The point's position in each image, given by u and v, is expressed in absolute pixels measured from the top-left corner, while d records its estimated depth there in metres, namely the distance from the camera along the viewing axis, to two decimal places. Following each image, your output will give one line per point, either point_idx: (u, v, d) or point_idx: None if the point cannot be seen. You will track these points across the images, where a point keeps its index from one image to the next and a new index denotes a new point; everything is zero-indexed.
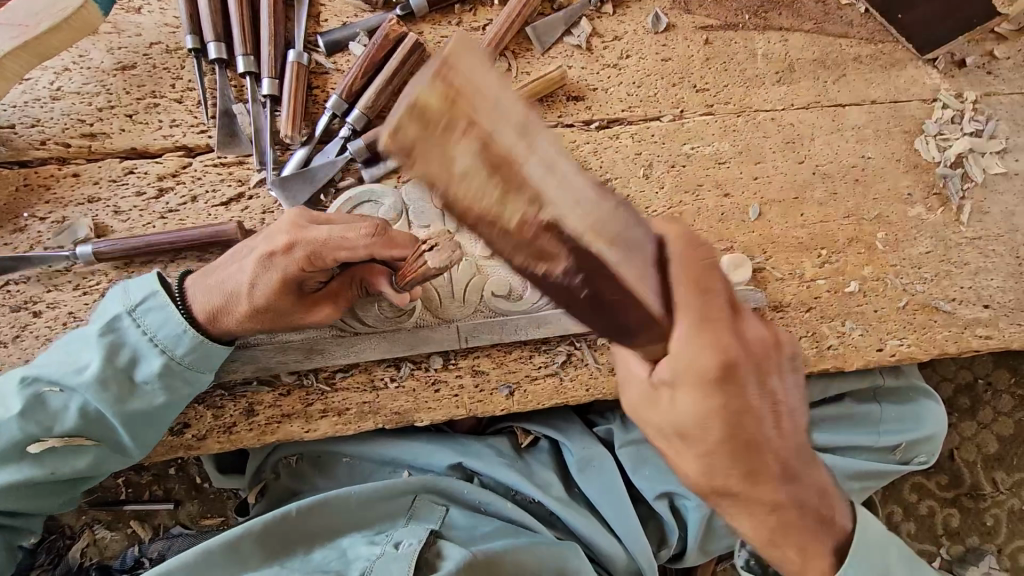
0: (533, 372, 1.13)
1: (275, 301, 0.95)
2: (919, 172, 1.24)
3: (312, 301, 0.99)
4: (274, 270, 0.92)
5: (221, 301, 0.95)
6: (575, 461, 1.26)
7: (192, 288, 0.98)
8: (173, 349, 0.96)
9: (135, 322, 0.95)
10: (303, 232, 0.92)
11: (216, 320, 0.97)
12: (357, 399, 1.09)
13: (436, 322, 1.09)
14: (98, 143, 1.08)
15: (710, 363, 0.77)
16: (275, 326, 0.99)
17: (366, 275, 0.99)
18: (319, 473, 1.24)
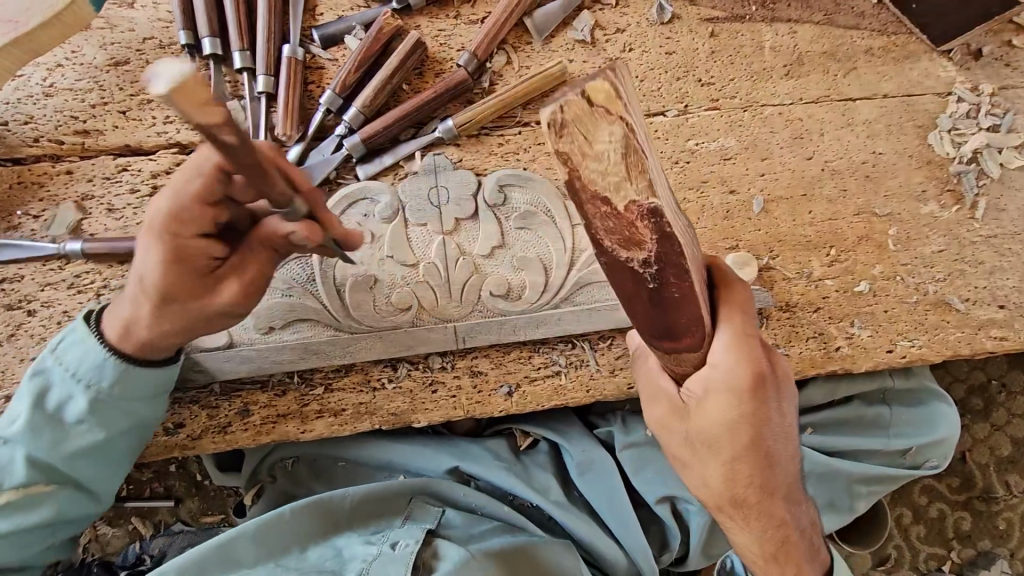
0: (532, 373, 1.11)
1: (173, 283, 0.85)
2: (933, 168, 1.20)
3: (215, 275, 0.88)
4: (152, 249, 0.84)
5: (130, 315, 0.92)
6: (576, 465, 1.24)
7: (103, 320, 0.96)
8: (99, 381, 0.93)
9: (56, 359, 0.94)
10: (195, 191, 0.78)
11: (129, 337, 0.93)
12: (354, 399, 1.08)
13: (433, 322, 1.07)
14: (92, 140, 1.06)
15: (746, 374, 0.82)
16: (185, 321, 0.90)
17: (278, 239, 0.84)
18: (314, 479, 1.23)
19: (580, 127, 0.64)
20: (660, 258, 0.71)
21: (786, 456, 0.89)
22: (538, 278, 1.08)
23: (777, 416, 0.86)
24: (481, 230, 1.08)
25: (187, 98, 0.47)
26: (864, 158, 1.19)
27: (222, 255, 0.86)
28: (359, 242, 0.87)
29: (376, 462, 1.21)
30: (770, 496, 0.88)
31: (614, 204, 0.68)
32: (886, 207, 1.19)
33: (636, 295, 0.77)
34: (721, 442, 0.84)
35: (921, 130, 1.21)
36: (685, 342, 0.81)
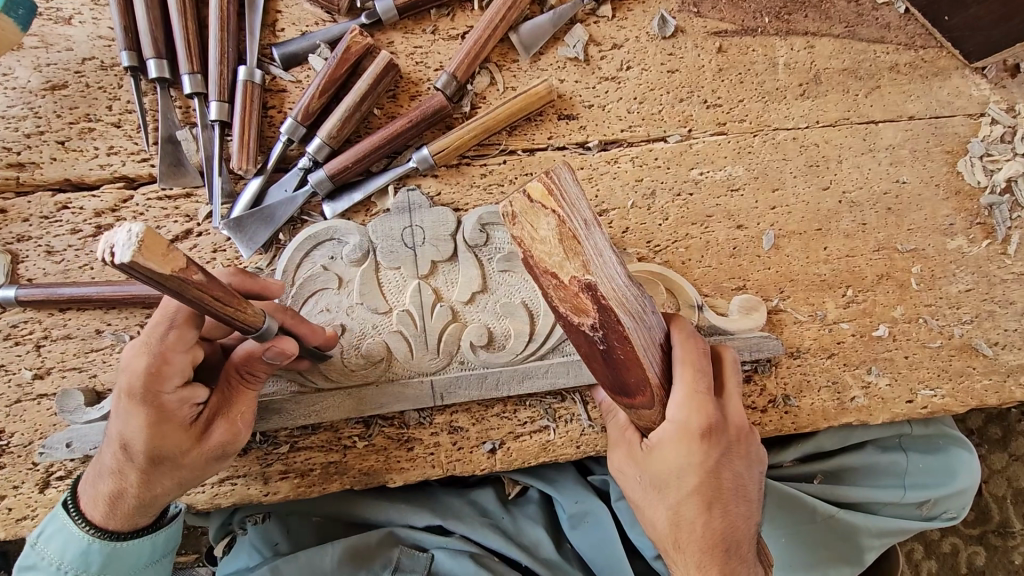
0: (518, 429, 1.01)
1: (159, 444, 0.78)
2: (962, 198, 1.09)
3: (202, 424, 0.81)
4: (138, 411, 0.77)
5: (113, 483, 0.82)
6: (567, 518, 1.17)
7: (83, 490, 0.86)
8: (87, 569, 0.84)
9: (37, 557, 0.84)
10: (168, 343, 0.75)
11: (116, 506, 0.83)
12: (322, 459, 0.98)
13: (407, 376, 0.97)
14: (27, 174, 0.95)
15: (701, 423, 0.77)
16: (178, 478, 0.82)
17: (245, 362, 0.82)
18: (285, 536, 1.13)
19: (527, 219, 0.66)
20: (604, 325, 0.69)
21: (743, 516, 0.82)
22: (524, 326, 0.98)
23: (735, 474, 0.81)
24: (460, 273, 0.98)
25: (151, 252, 0.59)
26: (886, 188, 1.08)
27: (204, 399, 0.81)
28: (295, 350, 0.82)
29: (355, 517, 1.15)
30: (728, 556, 0.80)
31: (558, 275, 0.67)
32: (910, 242, 1.08)
33: (591, 354, 0.75)
34: (674, 487, 0.79)
35: (949, 156, 1.09)
36: (640, 400, 0.77)
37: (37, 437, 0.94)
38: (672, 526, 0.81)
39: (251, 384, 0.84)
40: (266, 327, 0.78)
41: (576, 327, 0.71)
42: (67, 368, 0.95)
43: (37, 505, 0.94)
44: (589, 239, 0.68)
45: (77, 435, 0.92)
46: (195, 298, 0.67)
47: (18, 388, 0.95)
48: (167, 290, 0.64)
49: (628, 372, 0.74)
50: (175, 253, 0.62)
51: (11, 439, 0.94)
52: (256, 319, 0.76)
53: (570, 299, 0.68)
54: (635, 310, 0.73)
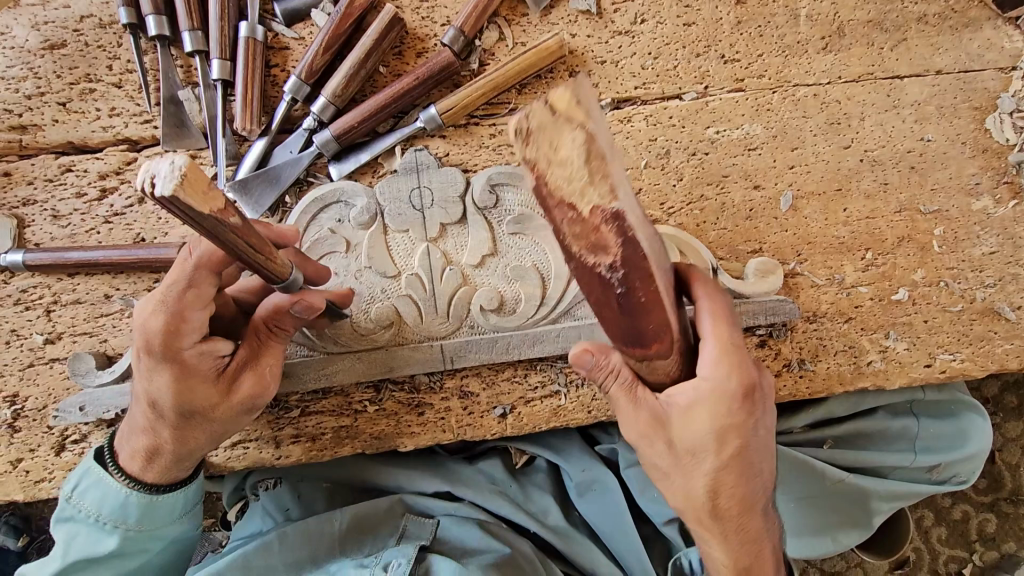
0: (529, 393, 1.00)
1: (188, 399, 0.80)
2: (989, 157, 1.05)
3: (228, 379, 0.82)
4: (164, 368, 0.78)
5: (148, 441, 0.84)
6: (574, 486, 1.17)
7: (117, 444, 0.88)
8: (125, 520, 0.86)
9: (75, 507, 0.86)
10: (189, 301, 0.75)
11: (154, 462, 0.85)
12: (333, 423, 0.98)
13: (417, 341, 0.96)
14: (30, 137, 0.94)
15: (733, 382, 0.78)
16: (210, 432, 0.84)
17: (272, 317, 0.83)
18: (296, 502, 1.15)
19: (545, 136, 0.62)
20: (625, 263, 0.65)
21: (762, 475, 0.83)
22: (534, 290, 0.96)
23: (757, 433, 0.82)
24: (469, 236, 0.96)
25: (193, 188, 0.59)
26: (909, 147, 1.04)
27: (227, 352, 0.82)
28: (321, 305, 0.83)
29: (365, 484, 1.16)
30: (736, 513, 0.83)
31: (575, 205, 0.63)
32: (933, 202, 1.04)
33: (605, 301, 0.70)
34: (694, 448, 0.80)
35: (977, 113, 1.04)
36: (658, 353, 0.74)
37: (51, 401, 0.95)
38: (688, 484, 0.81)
39: (279, 336, 0.84)
40: (293, 278, 0.79)
41: (593, 268, 0.66)
42: (77, 333, 0.95)
43: (53, 468, 0.95)
44: (611, 167, 0.64)
45: (89, 399, 0.93)
46: (234, 244, 0.68)
47: (31, 353, 0.95)
48: (208, 231, 0.65)
49: (647, 324, 0.70)
50: (213, 190, 0.62)
51: (26, 403, 0.95)
52: (282, 269, 0.77)
53: (600, 239, 0.64)
54: (654, 253, 0.70)
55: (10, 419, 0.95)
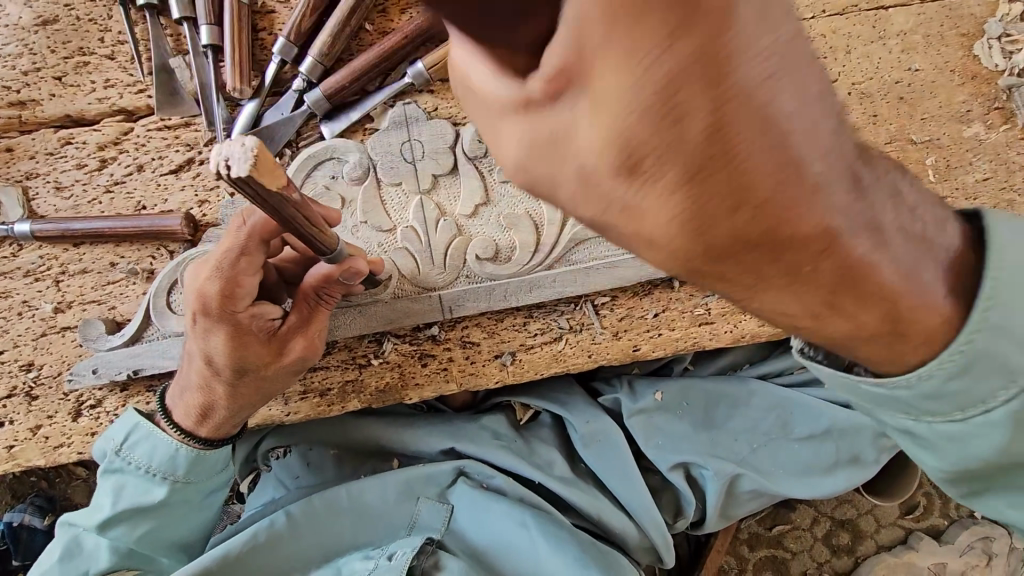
0: (529, 341, 1.02)
1: (242, 357, 0.86)
2: (979, 83, 1.04)
3: (283, 340, 0.88)
4: (217, 330, 0.84)
5: (198, 401, 0.90)
6: (580, 437, 1.18)
7: (170, 403, 0.93)
8: (174, 472, 0.94)
9: (125, 459, 0.92)
10: (241, 268, 0.81)
11: (205, 420, 0.92)
12: (339, 378, 1.01)
13: (416, 292, 0.98)
14: (30, 112, 0.97)
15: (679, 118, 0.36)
16: (261, 389, 0.90)
17: (320, 286, 0.84)
18: (305, 470, 1.19)
19: None
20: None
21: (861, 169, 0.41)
22: (528, 237, 0.97)
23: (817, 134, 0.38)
24: (461, 186, 0.97)
25: (263, 171, 0.61)
26: (898, 77, 1.04)
27: (278, 315, 0.87)
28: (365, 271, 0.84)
29: (373, 446, 1.18)
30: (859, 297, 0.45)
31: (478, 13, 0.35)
32: (924, 131, 1.04)
33: None
34: (711, 176, 0.36)
35: (963, 40, 1.05)
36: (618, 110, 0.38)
37: (65, 368, 0.98)
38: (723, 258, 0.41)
39: (326, 303, 0.87)
40: (339, 252, 0.80)
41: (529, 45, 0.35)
42: (86, 301, 0.98)
43: (71, 433, 0.98)
44: None
45: (101, 362, 0.96)
46: (296, 221, 0.70)
47: (43, 322, 0.98)
48: (274, 210, 0.67)
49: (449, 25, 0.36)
50: (281, 169, 0.63)
51: (41, 371, 0.98)
52: (331, 242, 0.78)
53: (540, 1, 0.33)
54: None
55: (27, 387, 0.98)
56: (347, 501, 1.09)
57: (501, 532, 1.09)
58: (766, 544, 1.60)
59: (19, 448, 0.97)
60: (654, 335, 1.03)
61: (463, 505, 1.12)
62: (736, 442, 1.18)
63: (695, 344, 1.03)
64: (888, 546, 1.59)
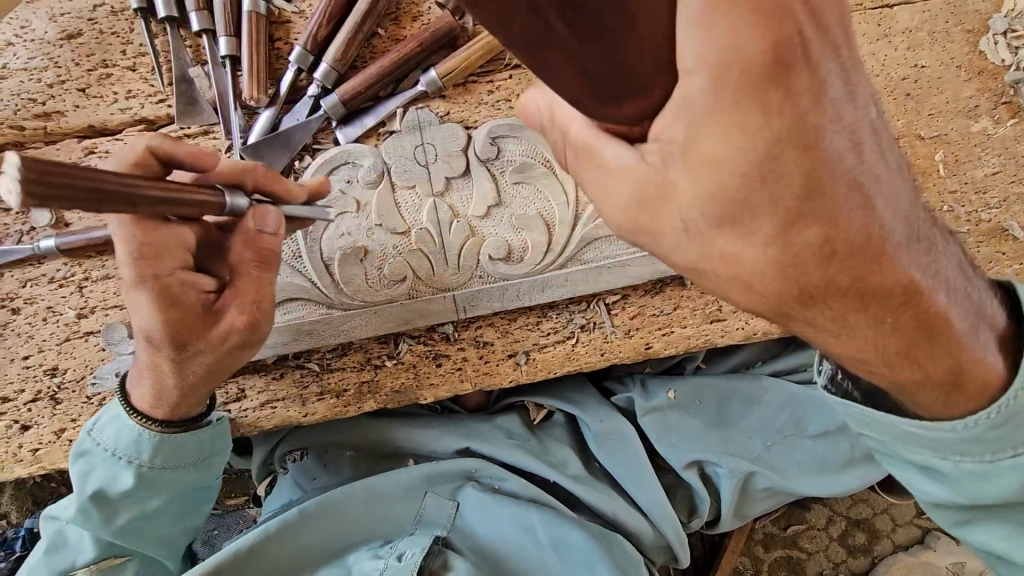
0: (542, 340, 1.03)
1: (178, 331, 0.84)
2: (986, 78, 1.05)
3: (215, 310, 0.86)
4: (147, 302, 0.83)
5: (150, 383, 0.90)
6: (593, 436, 1.19)
7: (131, 384, 0.94)
8: (139, 455, 0.93)
9: (92, 444, 0.93)
10: (148, 231, 0.81)
11: (160, 401, 0.91)
12: (355, 378, 1.02)
13: (431, 292, 0.99)
14: (54, 123, 1.00)
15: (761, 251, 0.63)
16: (206, 365, 0.88)
17: (248, 242, 0.85)
18: (322, 470, 1.20)
19: None
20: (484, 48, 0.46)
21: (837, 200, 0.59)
22: (540, 237, 0.99)
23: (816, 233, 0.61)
24: (474, 189, 0.99)
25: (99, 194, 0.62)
26: (904, 74, 1.05)
27: (209, 287, 0.87)
28: (280, 218, 0.85)
29: (388, 448, 1.20)
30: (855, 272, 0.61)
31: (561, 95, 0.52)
32: (932, 126, 1.05)
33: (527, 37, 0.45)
34: (775, 184, 0.57)
35: (969, 36, 1.06)
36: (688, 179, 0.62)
37: (88, 372, 1.00)
38: (771, 259, 0.61)
39: (261, 261, 0.86)
40: (234, 201, 0.80)
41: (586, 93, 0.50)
42: (109, 306, 1.00)
43: None
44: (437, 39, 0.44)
45: (124, 365, 0.99)
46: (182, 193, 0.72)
47: (67, 327, 1.00)
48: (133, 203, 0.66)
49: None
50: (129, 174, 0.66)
51: (65, 375, 1.00)
52: (223, 197, 0.78)
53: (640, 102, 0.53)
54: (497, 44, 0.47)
55: (52, 391, 1.00)
56: (362, 501, 1.10)
57: (511, 532, 1.10)
58: (782, 545, 1.59)
59: (44, 451, 0.99)
60: (666, 332, 1.04)
61: (478, 505, 1.13)
62: (749, 440, 1.18)
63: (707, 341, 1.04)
64: (905, 545, 1.58)
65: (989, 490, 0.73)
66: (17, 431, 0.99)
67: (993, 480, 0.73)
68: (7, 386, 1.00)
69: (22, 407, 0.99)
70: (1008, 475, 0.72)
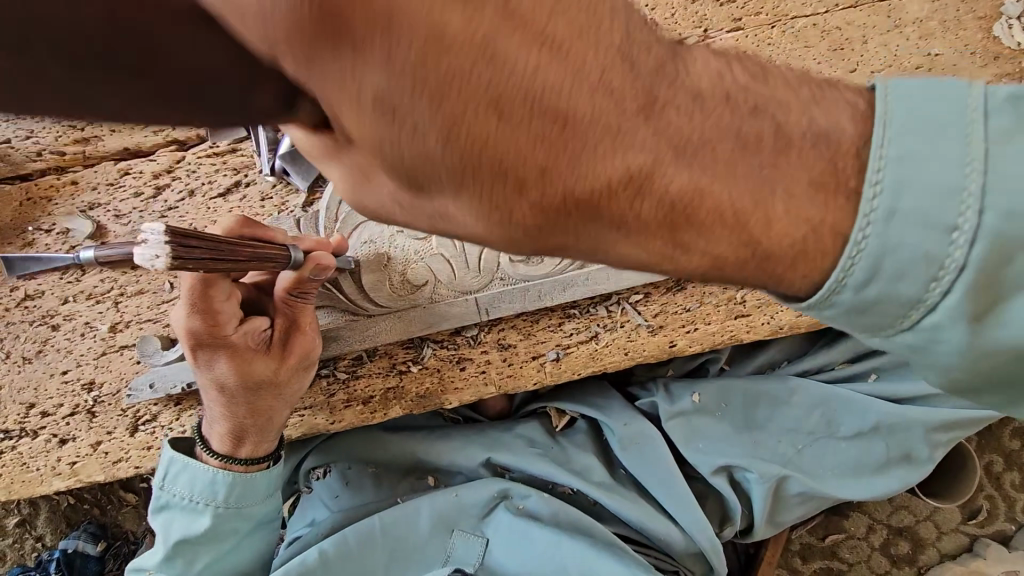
0: (565, 340, 1.03)
1: (251, 372, 0.92)
2: (1002, 63, 1.04)
3: (281, 350, 0.93)
4: (218, 359, 0.91)
5: (226, 428, 0.96)
6: (618, 440, 1.18)
7: (206, 429, 0.98)
8: (214, 497, 0.97)
9: (169, 491, 0.97)
10: (211, 297, 0.88)
11: (236, 447, 0.96)
12: (380, 385, 1.03)
13: (452, 296, 1.01)
14: (92, 147, 1.05)
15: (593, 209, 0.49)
16: (278, 397, 0.95)
17: (292, 289, 0.90)
18: (344, 488, 1.19)
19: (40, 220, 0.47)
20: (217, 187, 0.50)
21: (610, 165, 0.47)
22: None
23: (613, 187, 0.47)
24: None
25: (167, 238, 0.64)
26: (917, 63, 1.05)
27: (266, 326, 0.94)
28: (333, 264, 0.89)
29: (411, 461, 1.19)
30: (677, 220, 0.48)
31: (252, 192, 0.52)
32: None
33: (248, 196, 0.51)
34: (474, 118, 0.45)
35: (982, 23, 1.05)
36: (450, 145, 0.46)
37: (123, 385, 1.03)
38: (615, 219, 0.49)
39: (305, 302, 0.92)
40: (294, 257, 0.85)
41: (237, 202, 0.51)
42: (142, 320, 1.04)
43: (129, 448, 1.01)
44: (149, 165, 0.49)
45: (158, 376, 1.01)
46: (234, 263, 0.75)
47: (103, 342, 1.04)
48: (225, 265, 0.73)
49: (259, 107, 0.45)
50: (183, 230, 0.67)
51: (102, 389, 1.03)
52: (280, 253, 0.83)
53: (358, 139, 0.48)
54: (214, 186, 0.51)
55: (88, 405, 1.02)
56: (382, 533, 1.09)
57: (539, 561, 1.08)
58: (820, 556, 1.53)
59: (81, 464, 1.01)
60: (690, 330, 1.03)
61: (503, 537, 1.12)
62: (780, 442, 1.15)
63: (733, 337, 1.03)
64: (952, 555, 1.52)
65: (946, 359, 0.47)
66: (55, 445, 1.02)
67: (943, 344, 0.46)
68: (46, 402, 1.03)
69: (60, 421, 1.02)
70: (945, 334, 0.46)
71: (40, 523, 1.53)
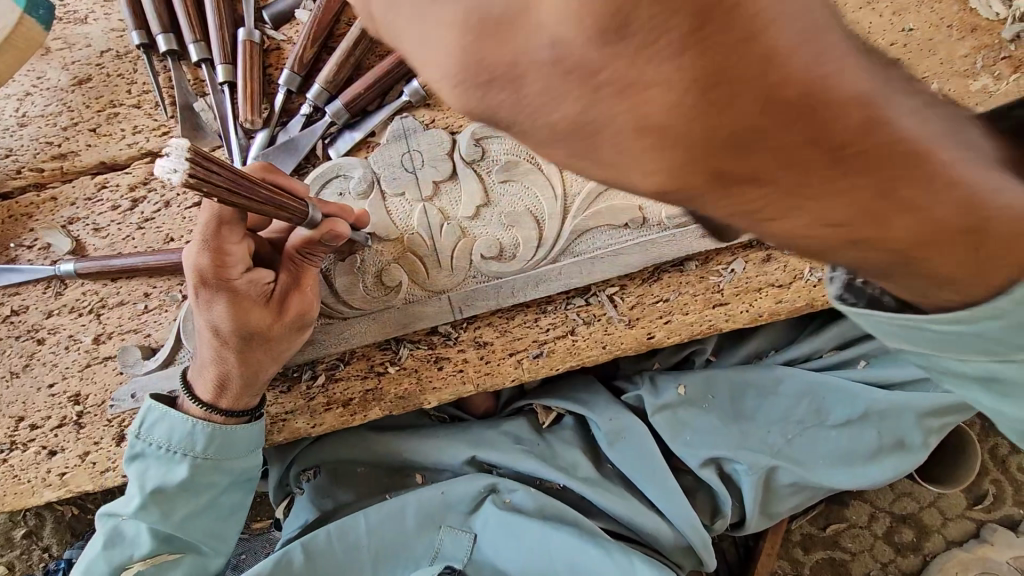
0: (542, 335, 1.03)
1: (246, 321, 0.92)
2: (980, 35, 1.01)
3: (278, 304, 0.94)
4: (214, 302, 0.91)
5: (216, 375, 0.96)
6: (604, 435, 1.16)
7: (193, 374, 0.99)
8: (195, 447, 0.98)
9: (146, 440, 0.97)
10: (226, 236, 0.89)
11: (223, 392, 0.97)
12: (359, 387, 1.03)
13: (426, 296, 1.01)
14: (69, 162, 1.07)
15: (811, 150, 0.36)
16: (273, 354, 0.96)
17: (304, 247, 0.92)
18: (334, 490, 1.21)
19: None
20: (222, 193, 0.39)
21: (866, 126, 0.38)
22: (531, 233, 0.99)
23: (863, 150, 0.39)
24: (462, 190, 1.00)
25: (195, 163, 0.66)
26: (891, 39, 1.02)
27: (271, 278, 0.94)
28: (348, 233, 0.91)
29: (397, 461, 1.19)
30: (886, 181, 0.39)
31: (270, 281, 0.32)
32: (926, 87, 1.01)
33: None
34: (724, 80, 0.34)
35: None
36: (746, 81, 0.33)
37: (107, 396, 1.04)
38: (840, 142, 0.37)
39: (312, 262, 0.94)
40: (313, 216, 0.87)
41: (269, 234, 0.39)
42: (124, 331, 1.05)
43: (115, 457, 1.03)
44: None
45: (139, 386, 1.03)
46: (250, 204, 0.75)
47: (87, 354, 1.05)
48: (245, 197, 0.74)
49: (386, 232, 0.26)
50: (213, 165, 0.69)
51: (87, 401, 1.04)
52: (300, 208, 0.84)
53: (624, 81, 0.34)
54: None
55: (74, 417, 1.04)
56: (367, 533, 1.10)
57: (529, 555, 1.08)
58: (822, 546, 1.51)
59: (69, 475, 1.02)
60: (667, 321, 1.01)
61: (491, 535, 1.12)
62: (769, 432, 1.13)
63: (712, 327, 1.01)
64: (959, 541, 1.48)
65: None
66: (45, 456, 1.03)
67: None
68: (35, 414, 1.05)
69: (48, 433, 1.04)
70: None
71: (46, 533, 1.56)
